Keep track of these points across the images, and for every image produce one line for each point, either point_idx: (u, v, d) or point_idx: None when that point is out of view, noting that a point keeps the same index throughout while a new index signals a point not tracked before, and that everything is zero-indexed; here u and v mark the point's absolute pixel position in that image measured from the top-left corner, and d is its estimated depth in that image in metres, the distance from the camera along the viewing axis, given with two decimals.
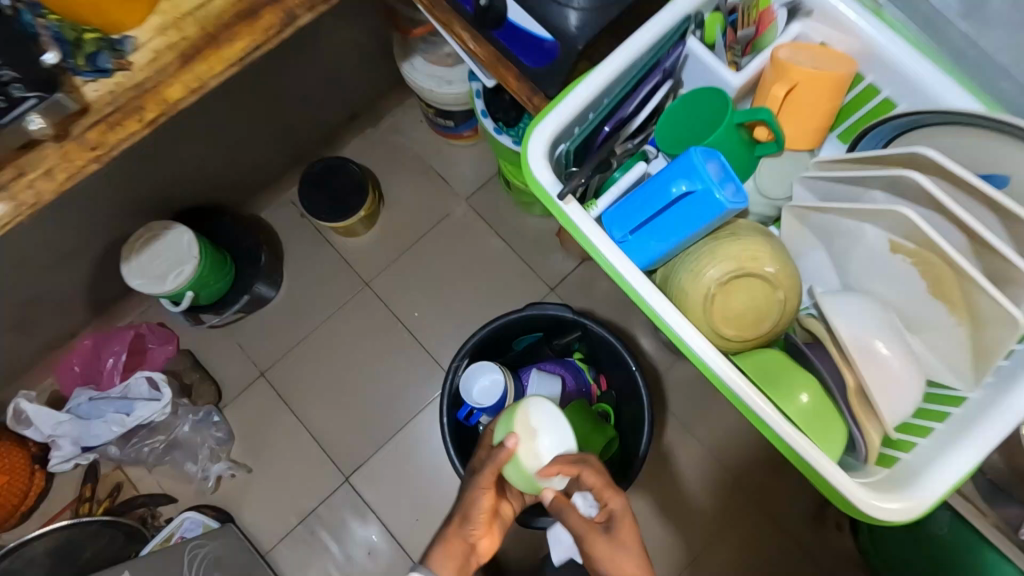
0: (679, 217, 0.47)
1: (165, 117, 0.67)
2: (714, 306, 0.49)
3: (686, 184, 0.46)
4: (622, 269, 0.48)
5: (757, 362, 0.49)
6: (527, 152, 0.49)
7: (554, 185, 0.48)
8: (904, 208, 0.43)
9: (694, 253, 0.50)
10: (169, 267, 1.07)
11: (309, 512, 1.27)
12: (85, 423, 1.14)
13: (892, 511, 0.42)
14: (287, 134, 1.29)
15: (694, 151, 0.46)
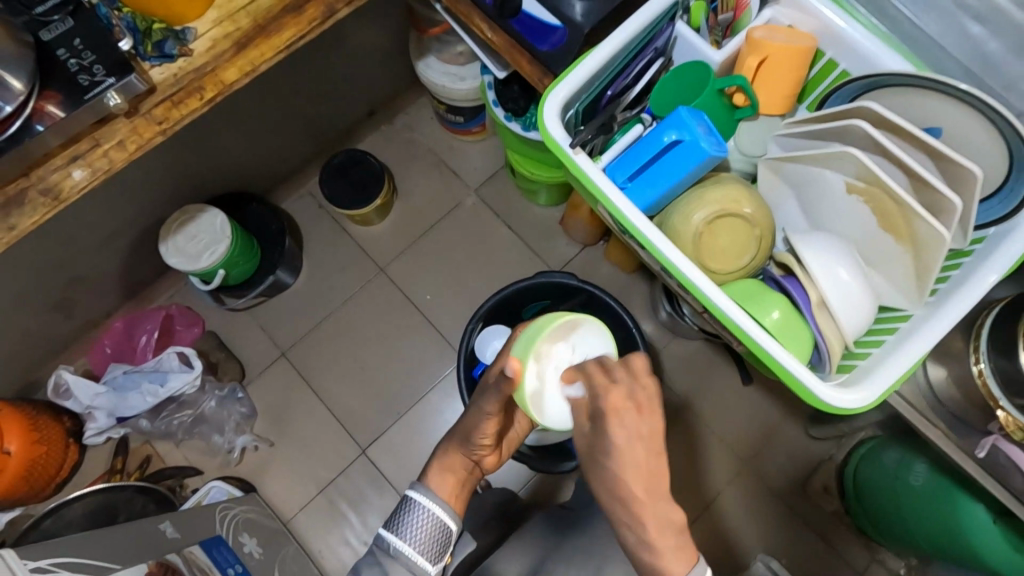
0: (671, 165, 0.56)
1: (222, 97, 0.77)
2: (701, 242, 0.58)
3: (677, 135, 0.55)
4: (624, 208, 0.56)
5: (738, 289, 0.58)
6: (542, 111, 0.58)
7: (564, 138, 0.58)
8: (856, 152, 0.52)
9: (685, 199, 0.60)
10: (204, 247, 1.16)
11: (328, 483, 1.35)
12: (121, 395, 1.23)
13: (848, 400, 0.52)
14: (309, 129, 1.39)
15: (683, 110, 0.55)
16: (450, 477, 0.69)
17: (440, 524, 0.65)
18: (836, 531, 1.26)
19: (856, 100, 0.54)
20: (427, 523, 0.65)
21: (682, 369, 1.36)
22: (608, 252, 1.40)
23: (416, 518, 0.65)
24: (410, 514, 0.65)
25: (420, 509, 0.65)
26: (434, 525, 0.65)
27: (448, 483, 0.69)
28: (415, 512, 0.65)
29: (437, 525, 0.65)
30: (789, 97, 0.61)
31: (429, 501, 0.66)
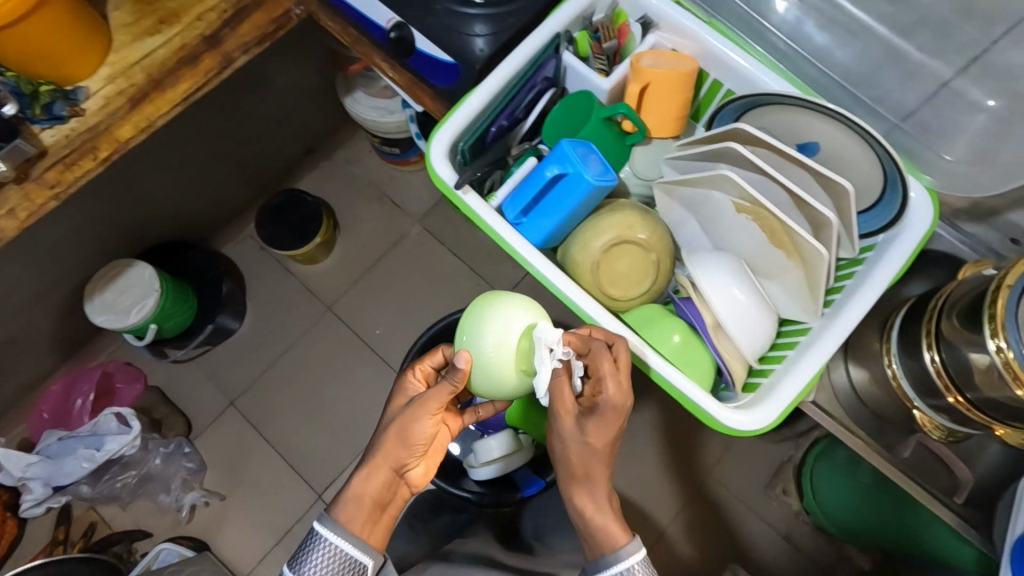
0: (558, 196, 0.57)
1: (117, 155, 0.74)
2: (600, 273, 0.60)
3: (564, 164, 0.56)
4: (515, 243, 0.56)
5: (638, 314, 0.60)
6: (429, 152, 0.57)
7: (452, 178, 0.57)
8: (736, 174, 0.53)
9: (581, 229, 0.61)
10: (133, 301, 1.12)
11: (285, 532, 1.30)
12: (56, 462, 1.17)
13: (750, 422, 0.52)
14: (244, 172, 1.37)
15: (565, 142, 0.56)
16: (364, 505, 0.63)
17: (347, 558, 0.61)
18: (802, 534, 1.25)
19: (729, 121, 0.56)
20: (329, 560, 0.60)
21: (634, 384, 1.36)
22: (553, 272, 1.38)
23: (317, 553, 0.61)
24: (310, 550, 0.61)
25: (324, 546, 0.61)
26: (338, 561, 0.61)
27: (361, 512, 0.63)
28: (318, 549, 0.61)
29: (339, 561, 0.61)
30: (679, 118, 0.62)
31: (335, 536, 0.61)
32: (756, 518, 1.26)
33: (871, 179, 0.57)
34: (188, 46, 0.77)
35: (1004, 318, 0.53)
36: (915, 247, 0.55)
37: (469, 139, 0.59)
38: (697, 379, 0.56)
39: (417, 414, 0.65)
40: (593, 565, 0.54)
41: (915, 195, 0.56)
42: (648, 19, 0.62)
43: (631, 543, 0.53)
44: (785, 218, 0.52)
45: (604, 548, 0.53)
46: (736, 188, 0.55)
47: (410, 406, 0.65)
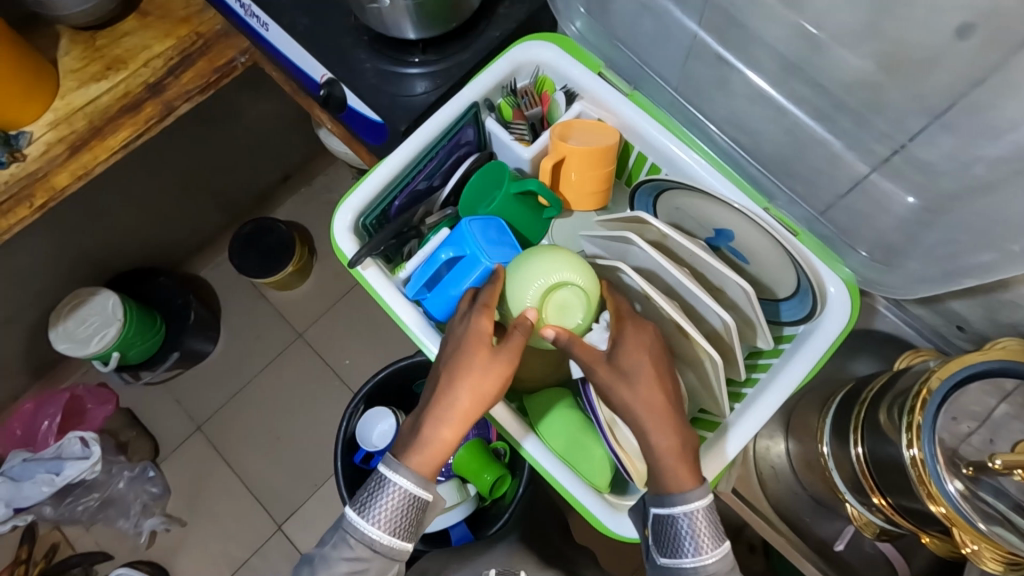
0: (460, 275, 0.56)
1: (54, 202, 0.75)
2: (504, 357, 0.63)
3: (467, 246, 0.56)
4: (412, 322, 0.56)
5: (539, 400, 0.63)
6: (334, 223, 0.57)
7: (354, 252, 0.56)
8: (632, 270, 0.54)
9: None
10: (94, 331, 1.14)
11: (242, 563, 1.29)
12: (16, 485, 1.16)
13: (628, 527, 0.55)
14: (221, 198, 1.38)
15: (468, 223, 0.56)
16: (440, 454, 0.52)
17: (417, 502, 0.52)
18: None
19: (636, 209, 0.56)
20: (397, 507, 0.51)
21: None
22: None
23: (383, 494, 0.51)
24: (378, 494, 0.51)
25: (392, 492, 0.51)
26: (406, 508, 0.52)
27: (436, 460, 0.52)
28: (387, 494, 0.51)
29: (407, 509, 0.52)
30: (598, 192, 0.61)
31: (409, 483, 0.51)
32: None
33: (785, 272, 0.58)
34: (131, 93, 0.77)
35: (922, 413, 0.50)
36: (828, 349, 0.55)
37: (380, 209, 0.59)
38: (590, 473, 0.58)
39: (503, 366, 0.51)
40: (653, 498, 0.52)
41: (833, 291, 0.56)
42: (571, 89, 0.62)
43: (700, 488, 0.50)
44: (681, 318, 0.52)
45: (670, 489, 0.50)
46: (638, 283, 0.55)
47: (486, 352, 0.51)
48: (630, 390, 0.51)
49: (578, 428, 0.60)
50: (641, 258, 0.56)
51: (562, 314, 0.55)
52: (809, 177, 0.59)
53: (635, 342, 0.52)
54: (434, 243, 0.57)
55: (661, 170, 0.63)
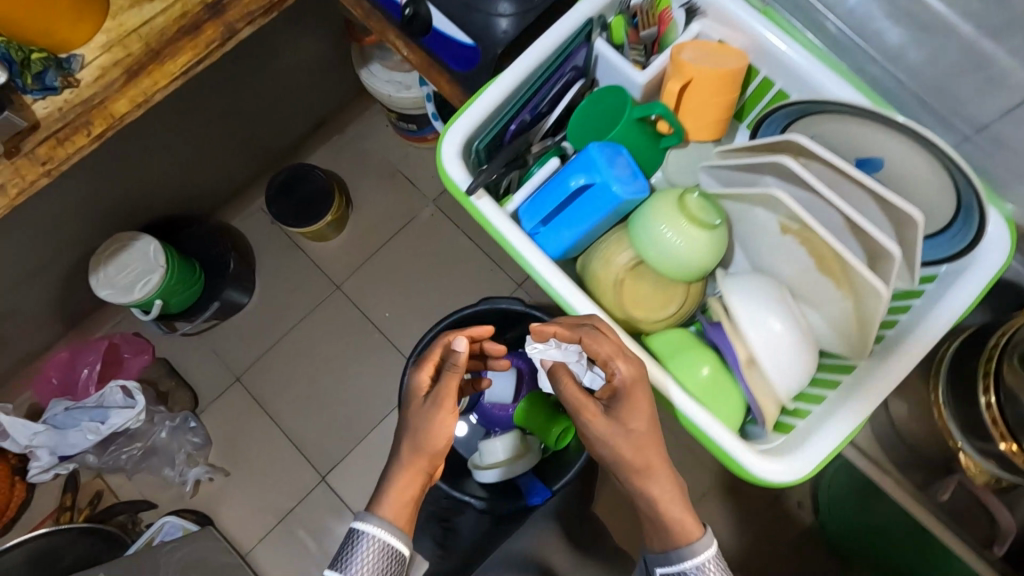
0: (584, 206, 0.54)
1: (112, 131, 0.70)
2: (622, 294, 0.60)
3: (591, 176, 0.53)
4: (530, 254, 0.54)
5: (664, 339, 0.60)
6: (441, 149, 0.53)
7: (465, 182, 0.53)
8: (779, 192, 0.51)
9: (605, 242, 0.60)
10: (137, 277, 1.10)
11: (287, 512, 1.30)
12: (61, 432, 1.16)
13: (778, 471, 0.52)
14: (255, 144, 1.33)
15: (595, 148, 0.53)
16: (407, 503, 0.63)
17: (394, 551, 0.61)
18: None
19: (787, 132, 0.53)
20: (376, 553, 0.60)
21: None
22: None
23: (360, 548, 0.60)
24: (355, 548, 0.60)
25: (368, 542, 0.60)
26: (384, 553, 0.61)
27: (405, 509, 0.63)
28: (363, 545, 0.60)
29: (384, 554, 0.61)
30: (720, 120, 0.57)
31: (382, 531, 0.61)
32: (763, 525, 1.25)
33: (942, 202, 0.58)
34: (188, 14, 0.71)
35: None
36: (974, 297, 0.57)
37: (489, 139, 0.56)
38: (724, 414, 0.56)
39: (438, 409, 0.65)
40: (659, 558, 0.54)
41: (992, 228, 0.57)
42: (693, 6, 0.61)
43: (704, 539, 0.52)
44: (837, 243, 0.50)
45: (674, 545, 0.53)
46: (785, 210, 0.53)
47: (428, 405, 0.65)
48: (624, 443, 0.52)
49: (716, 369, 0.57)
50: (777, 184, 0.54)
51: (691, 241, 0.55)
52: (957, 103, 0.63)
53: (632, 404, 0.53)
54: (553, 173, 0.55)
55: (788, 95, 0.63)
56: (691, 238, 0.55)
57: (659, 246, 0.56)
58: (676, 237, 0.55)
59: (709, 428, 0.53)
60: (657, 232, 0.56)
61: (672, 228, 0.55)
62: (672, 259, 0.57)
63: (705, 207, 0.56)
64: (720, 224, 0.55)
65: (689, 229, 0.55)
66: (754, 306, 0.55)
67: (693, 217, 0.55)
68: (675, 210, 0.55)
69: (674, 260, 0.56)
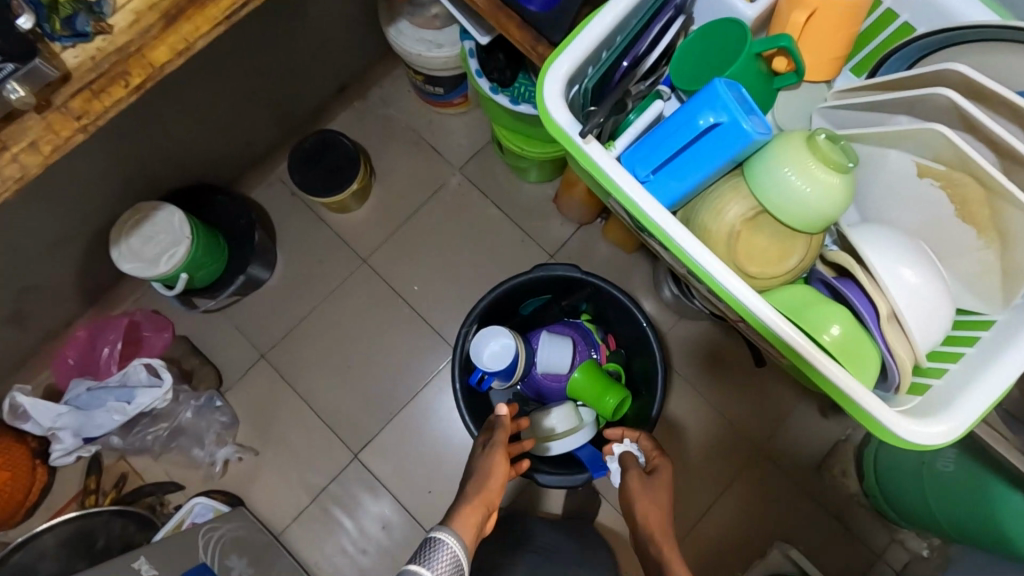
0: (706, 149, 0.51)
1: (151, 82, 0.64)
2: (736, 247, 0.54)
3: (710, 117, 0.49)
4: (641, 201, 0.52)
5: (786, 296, 0.54)
6: (544, 92, 0.53)
7: (572, 126, 0.53)
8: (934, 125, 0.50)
9: (716, 193, 0.55)
10: (162, 249, 1.04)
11: (320, 490, 1.26)
12: (86, 413, 1.11)
13: (936, 434, 0.48)
14: (276, 110, 1.26)
15: (719, 83, 0.49)
16: (475, 517, 0.65)
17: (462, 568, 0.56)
18: (852, 510, 1.22)
19: (938, 63, 0.52)
20: (448, 565, 0.55)
21: (689, 351, 1.30)
22: (606, 230, 1.30)
23: (435, 553, 0.56)
24: (430, 550, 0.56)
25: (445, 548, 0.56)
26: (455, 567, 0.56)
27: (472, 522, 0.64)
28: (440, 551, 0.56)
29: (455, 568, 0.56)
30: (836, 59, 0.58)
31: (456, 543, 0.57)
32: (805, 494, 1.24)
33: None
34: None
35: None
36: None
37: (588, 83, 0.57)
38: (863, 378, 0.51)
39: (500, 453, 0.75)
40: None
41: None
42: None
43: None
44: (994, 178, 0.49)
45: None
46: (936, 147, 0.52)
47: (493, 448, 0.76)
48: (647, 497, 0.73)
49: (850, 325, 0.51)
50: (910, 122, 0.55)
51: (812, 180, 0.51)
52: None
53: (660, 482, 0.75)
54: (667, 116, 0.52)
55: (911, 29, 0.62)
56: (815, 178, 0.51)
57: (776, 186, 0.52)
58: (797, 176, 0.51)
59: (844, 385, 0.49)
60: (778, 172, 0.52)
61: (792, 167, 0.51)
62: (792, 203, 0.52)
63: (837, 148, 0.52)
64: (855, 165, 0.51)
65: (811, 167, 0.51)
66: (886, 255, 0.53)
67: (818, 159, 0.51)
68: (800, 149, 0.51)
69: (795, 204, 0.52)
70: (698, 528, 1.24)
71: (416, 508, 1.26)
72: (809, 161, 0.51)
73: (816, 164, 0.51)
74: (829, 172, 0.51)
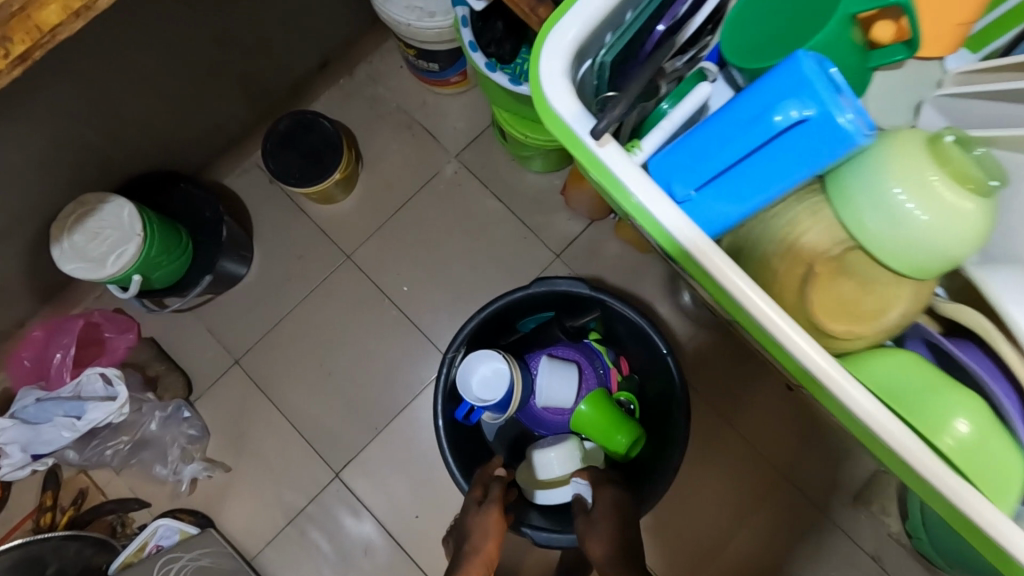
0: (782, 152, 0.38)
1: (40, 51, 0.47)
2: (813, 294, 0.43)
3: (784, 112, 0.37)
4: (677, 227, 0.39)
5: (884, 370, 0.44)
6: (543, 71, 0.40)
7: (583, 120, 0.40)
8: None
9: (782, 218, 0.44)
10: (109, 248, 0.91)
11: (297, 511, 1.15)
12: (34, 428, 0.98)
13: None
14: (247, 87, 1.11)
15: (805, 58, 0.37)
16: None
17: None
18: (890, 549, 1.09)
19: None
20: None
21: (710, 366, 1.16)
22: (619, 228, 1.15)
23: None
24: None
25: None
26: None
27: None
28: None
29: None
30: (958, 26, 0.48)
31: None
32: (838, 529, 1.10)
33: None
34: None
35: None
36: None
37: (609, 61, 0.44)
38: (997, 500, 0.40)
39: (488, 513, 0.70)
40: None
41: None
42: None
43: None
44: None
45: None
46: None
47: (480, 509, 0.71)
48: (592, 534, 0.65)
49: (983, 419, 0.40)
50: None
51: (934, 204, 0.39)
52: None
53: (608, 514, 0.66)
54: (721, 111, 0.39)
55: None
56: (938, 201, 0.39)
57: (878, 207, 0.40)
58: (912, 197, 0.39)
59: (956, 498, 0.38)
60: (887, 190, 0.40)
61: (904, 185, 0.39)
62: (903, 231, 0.40)
63: (970, 161, 0.40)
64: (996, 186, 0.39)
65: (936, 185, 0.39)
66: None
67: (944, 175, 0.39)
68: (918, 161, 0.40)
69: (908, 234, 0.40)
70: (714, 565, 1.11)
71: (402, 533, 1.14)
72: (930, 179, 0.39)
73: (942, 182, 0.39)
74: (958, 195, 0.39)
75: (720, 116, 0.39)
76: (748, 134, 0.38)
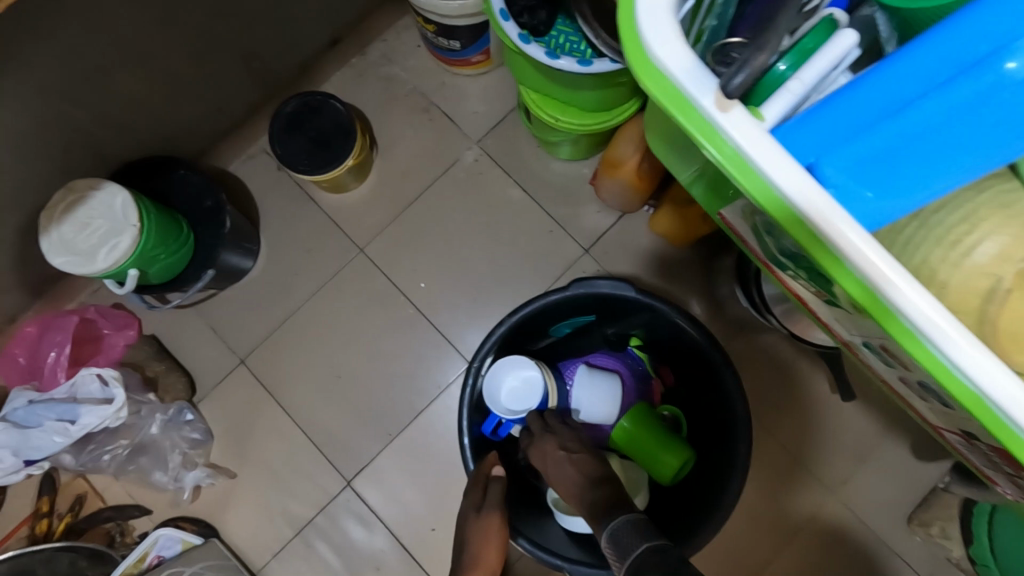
0: (997, 111, 0.31)
1: None
2: (1002, 312, 0.37)
3: (992, 75, 0.31)
4: (820, 213, 0.33)
5: None
6: (650, 20, 0.35)
7: (705, 82, 0.34)
8: None
9: (954, 211, 0.38)
10: (100, 239, 0.84)
11: (306, 522, 1.08)
12: (25, 432, 0.90)
13: None
14: (252, 64, 1.03)
15: None
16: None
17: None
18: (948, 574, 1.00)
19: None
20: None
21: (752, 372, 1.07)
22: (652, 221, 1.05)
23: None
24: None
25: None
26: None
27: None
28: None
29: None
30: None
31: None
32: (891, 551, 1.01)
33: None
34: None
35: None
36: None
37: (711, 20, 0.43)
38: None
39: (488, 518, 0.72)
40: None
41: None
42: None
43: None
44: None
45: None
46: None
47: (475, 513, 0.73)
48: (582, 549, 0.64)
49: None
50: None
51: None
52: None
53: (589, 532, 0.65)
54: (890, 71, 0.33)
55: None
56: None
57: None
58: None
59: None
60: None
61: None
62: None
63: None
64: None
65: None
66: None
67: None
68: None
69: None
70: None
71: (418, 548, 1.06)
72: None
73: None
74: None
75: (889, 84, 0.33)
76: (931, 103, 0.32)
